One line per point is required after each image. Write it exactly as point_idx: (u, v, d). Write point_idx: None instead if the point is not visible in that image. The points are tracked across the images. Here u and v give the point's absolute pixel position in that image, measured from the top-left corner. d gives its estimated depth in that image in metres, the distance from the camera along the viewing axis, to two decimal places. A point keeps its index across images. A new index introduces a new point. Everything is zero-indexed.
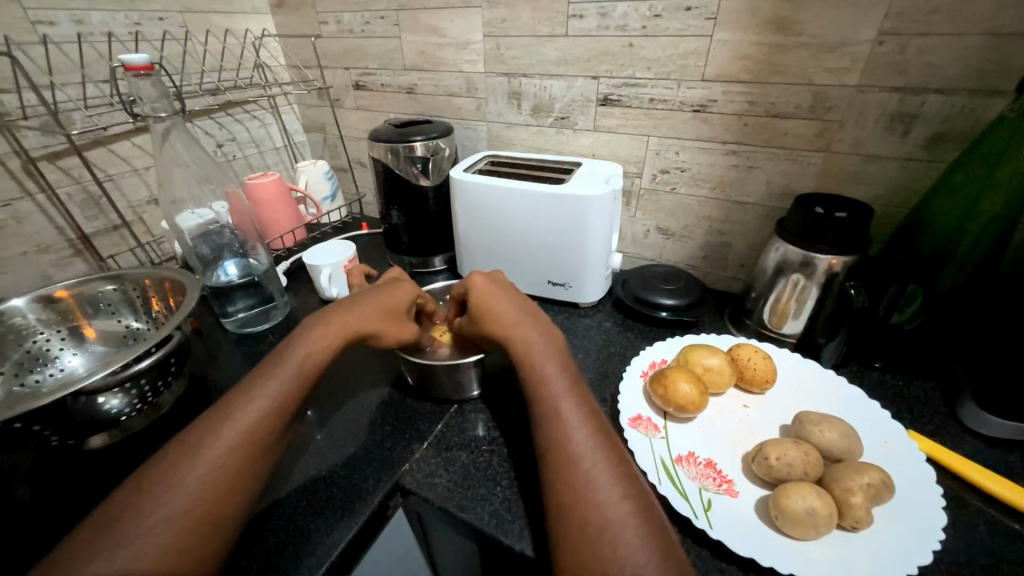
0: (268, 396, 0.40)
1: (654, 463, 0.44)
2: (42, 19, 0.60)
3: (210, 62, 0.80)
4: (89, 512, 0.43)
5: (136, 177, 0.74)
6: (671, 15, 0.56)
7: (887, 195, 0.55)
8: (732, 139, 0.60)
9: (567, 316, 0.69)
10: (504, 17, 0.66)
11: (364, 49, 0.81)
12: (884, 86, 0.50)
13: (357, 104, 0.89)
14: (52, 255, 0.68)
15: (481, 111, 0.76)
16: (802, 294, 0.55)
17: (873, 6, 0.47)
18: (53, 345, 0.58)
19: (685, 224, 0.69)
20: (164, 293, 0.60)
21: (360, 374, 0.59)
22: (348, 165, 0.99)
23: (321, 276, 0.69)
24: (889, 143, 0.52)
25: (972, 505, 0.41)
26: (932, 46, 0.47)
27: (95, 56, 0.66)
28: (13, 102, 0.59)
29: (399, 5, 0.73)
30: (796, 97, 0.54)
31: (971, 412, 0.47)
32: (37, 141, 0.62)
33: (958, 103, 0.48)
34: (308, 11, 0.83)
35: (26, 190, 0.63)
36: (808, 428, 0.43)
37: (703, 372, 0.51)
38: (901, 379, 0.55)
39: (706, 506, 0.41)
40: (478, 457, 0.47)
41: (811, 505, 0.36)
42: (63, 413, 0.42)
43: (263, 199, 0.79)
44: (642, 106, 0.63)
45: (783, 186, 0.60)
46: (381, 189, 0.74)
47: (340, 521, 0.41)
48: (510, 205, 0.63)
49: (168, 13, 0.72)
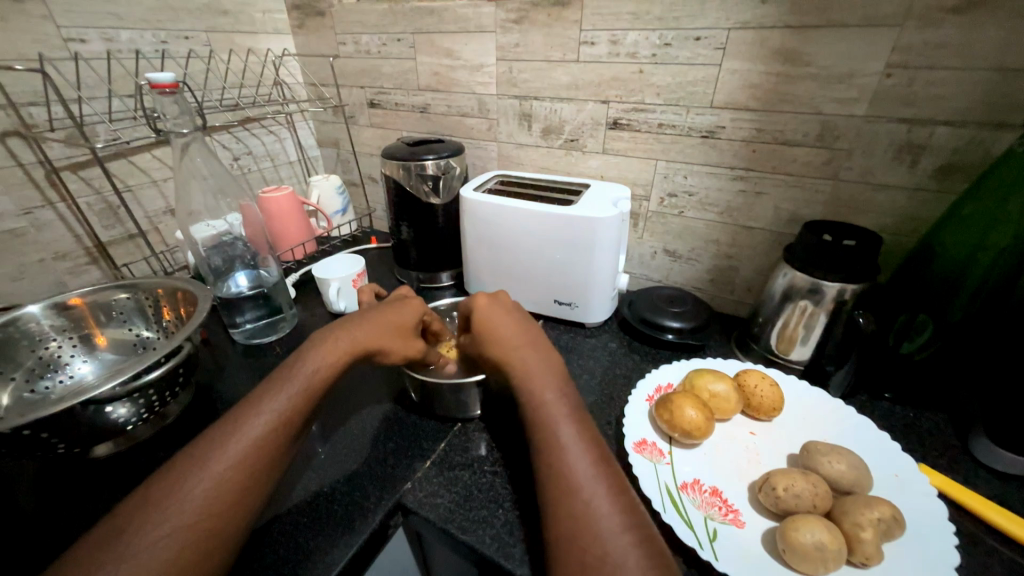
0: (275, 412, 0.40)
1: (659, 490, 0.43)
2: (75, 37, 0.63)
3: (232, 79, 0.83)
4: (91, 523, 0.43)
5: (154, 188, 0.76)
6: (680, 44, 0.57)
7: (895, 224, 0.55)
8: (740, 164, 0.61)
9: (572, 335, 0.69)
10: (517, 42, 0.68)
11: (380, 69, 0.84)
12: (892, 117, 0.51)
13: (371, 121, 0.91)
14: (68, 262, 0.69)
15: (492, 132, 0.78)
16: (810, 321, 0.55)
17: (881, 40, 0.48)
18: (64, 352, 0.58)
19: (692, 247, 0.70)
20: (176, 303, 0.61)
21: (365, 390, 0.59)
22: (360, 180, 1.01)
23: (329, 289, 0.70)
24: (898, 173, 0.53)
25: (986, 543, 0.40)
26: (940, 79, 0.47)
27: (122, 72, 0.69)
28: (41, 115, 0.61)
29: (415, 29, 0.76)
30: (804, 126, 0.55)
31: (984, 447, 0.46)
32: (61, 152, 0.64)
33: (966, 135, 0.48)
34: (327, 32, 0.86)
35: (47, 199, 0.64)
36: (816, 458, 0.43)
37: (709, 398, 0.51)
38: (911, 411, 0.54)
39: (711, 536, 0.40)
40: (481, 477, 0.47)
41: (819, 539, 0.35)
42: (72, 421, 0.43)
43: (275, 212, 0.81)
44: (650, 131, 0.64)
45: (791, 213, 0.60)
46: (392, 205, 0.75)
47: (340, 540, 0.41)
48: (518, 225, 0.63)
49: (193, 32, 0.75)
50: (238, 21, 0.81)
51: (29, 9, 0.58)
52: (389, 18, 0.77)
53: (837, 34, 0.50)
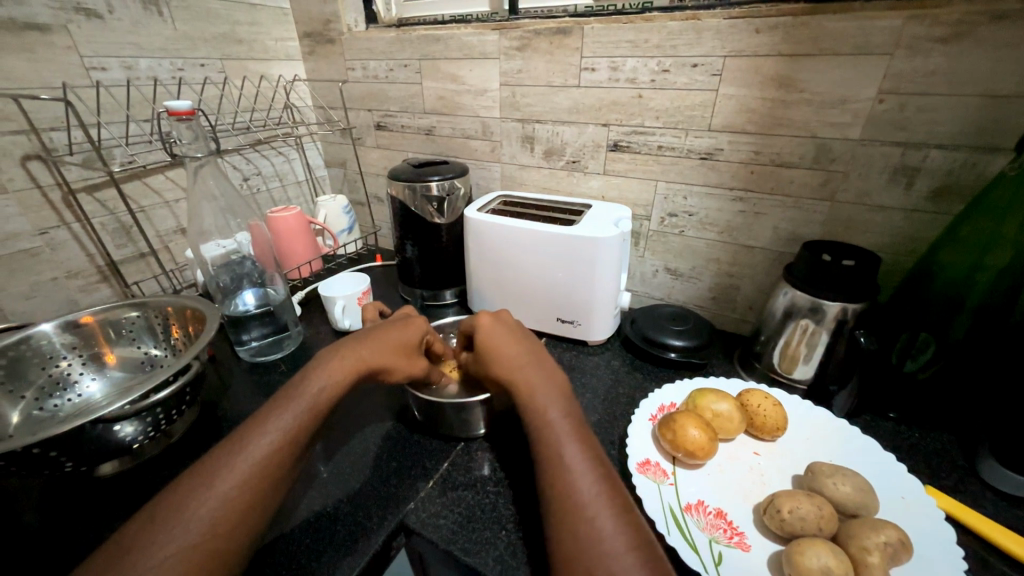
0: (281, 429, 0.40)
1: (663, 511, 0.43)
2: (96, 65, 0.66)
3: (244, 103, 0.86)
4: (95, 542, 0.43)
5: (167, 208, 0.78)
6: (679, 70, 0.59)
7: (893, 244, 0.56)
8: (739, 186, 0.62)
9: (575, 353, 0.69)
10: (520, 68, 0.71)
11: (387, 93, 0.86)
12: (886, 141, 0.52)
13: (377, 143, 0.93)
14: (80, 280, 0.71)
15: (495, 153, 0.80)
16: (812, 340, 0.55)
17: (873, 67, 0.50)
18: (73, 370, 0.59)
19: (694, 266, 0.70)
20: (184, 321, 0.62)
21: (368, 408, 0.59)
22: (366, 199, 1.03)
23: (335, 307, 0.70)
24: (894, 194, 0.54)
25: (996, 568, 0.40)
26: (931, 105, 0.49)
27: (140, 98, 0.71)
28: (61, 139, 0.64)
29: (422, 55, 0.78)
30: (801, 148, 0.56)
31: (992, 468, 0.46)
32: (78, 174, 0.66)
33: (959, 158, 0.49)
34: (337, 59, 0.89)
35: (63, 219, 0.66)
36: (821, 480, 0.43)
37: (713, 418, 0.50)
38: (917, 431, 0.54)
39: (716, 560, 0.39)
40: (484, 497, 0.47)
41: (825, 563, 0.35)
42: (80, 440, 0.43)
43: (283, 231, 0.82)
44: (650, 153, 0.66)
45: (790, 233, 0.61)
46: (397, 224, 0.76)
47: (342, 561, 0.41)
48: (521, 244, 0.64)
49: (208, 60, 0.78)
50: (252, 49, 0.84)
51: (54, 40, 0.61)
52: (397, 45, 0.80)
53: (831, 62, 0.51)
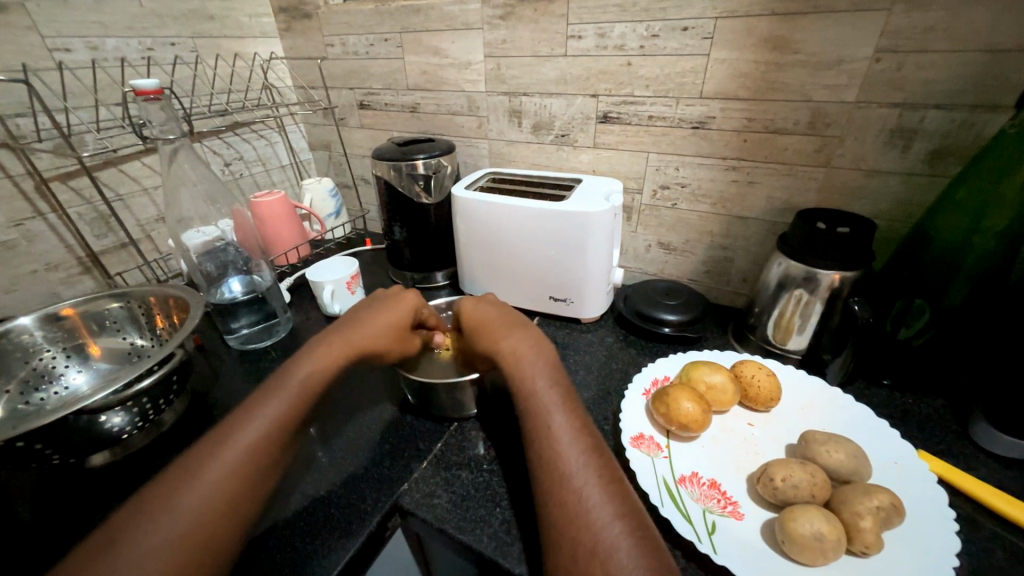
0: (269, 413, 0.40)
1: (657, 483, 0.43)
2: (59, 46, 0.63)
3: (220, 84, 0.83)
4: (89, 532, 0.43)
5: (145, 196, 0.76)
6: (668, 35, 0.57)
7: (889, 209, 0.55)
8: (732, 154, 0.60)
9: (567, 331, 0.69)
10: (504, 38, 0.68)
11: (368, 70, 0.83)
12: (883, 102, 0.50)
13: (361, 122, 0.91)
14: (61, 272, 0.69)
15: (482, 129, 0.78)
16: (806, 310, 0.54)
17: (869, 24, 0.48)
18: (58, 363, 0.58)
19: (687, 239, 0.69)
20: (168, 310, 0.61)
21: (362, 393, 0.58)
22: (353, 182, 1.00)
23: (323, 291, 0.69)
24: (890, 158, 0.52)
25: (986, 529, 0.40)
26: (929, 63, 0.47)
27: (108, 81, 0.68)
28: (29, 125, 0.61)
29: (403, 28, 0.75)
30: (795, 113, 0.54)
31: (984, 431, 0.46)
32: (50, 162, 0.64)
33: (958, 118, 0.48)
34: (316, 35, 0.85)
35: (37, 210, 0.64)
36: (814, 448, 0.43)
37: (706, 390, 0.50)
38: (911, 396, 0.54)
39: (710, 529, 0.40)
40: (478, 476, 0.47)
41: (818, 529, 0.35)
42: (64, 432, 0.42)
43: (268, 216, 0.80)
44: (641, 123, 0.64)
45: (784, 202, 0.60)
46: (384, 205, 0.74)
47: (337, 542, 0.41)
48: (512, 222, 0.63)
49: (179, 38, 0.75)
50: (225, 26, 0.81)
51: (12, 20, 0.58)
52: (376, 18, 0.77)
53: (825, 20, 0.49)
